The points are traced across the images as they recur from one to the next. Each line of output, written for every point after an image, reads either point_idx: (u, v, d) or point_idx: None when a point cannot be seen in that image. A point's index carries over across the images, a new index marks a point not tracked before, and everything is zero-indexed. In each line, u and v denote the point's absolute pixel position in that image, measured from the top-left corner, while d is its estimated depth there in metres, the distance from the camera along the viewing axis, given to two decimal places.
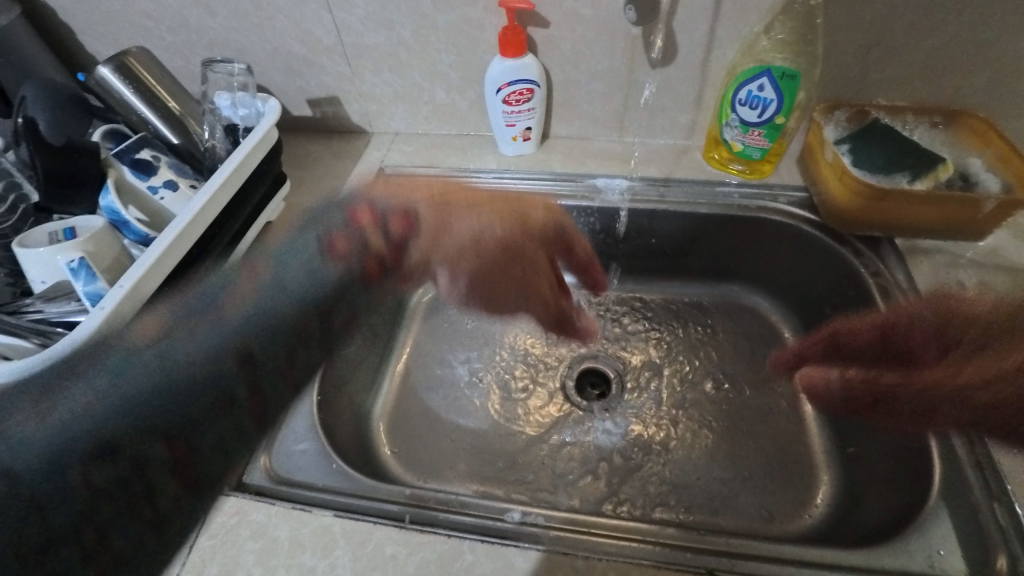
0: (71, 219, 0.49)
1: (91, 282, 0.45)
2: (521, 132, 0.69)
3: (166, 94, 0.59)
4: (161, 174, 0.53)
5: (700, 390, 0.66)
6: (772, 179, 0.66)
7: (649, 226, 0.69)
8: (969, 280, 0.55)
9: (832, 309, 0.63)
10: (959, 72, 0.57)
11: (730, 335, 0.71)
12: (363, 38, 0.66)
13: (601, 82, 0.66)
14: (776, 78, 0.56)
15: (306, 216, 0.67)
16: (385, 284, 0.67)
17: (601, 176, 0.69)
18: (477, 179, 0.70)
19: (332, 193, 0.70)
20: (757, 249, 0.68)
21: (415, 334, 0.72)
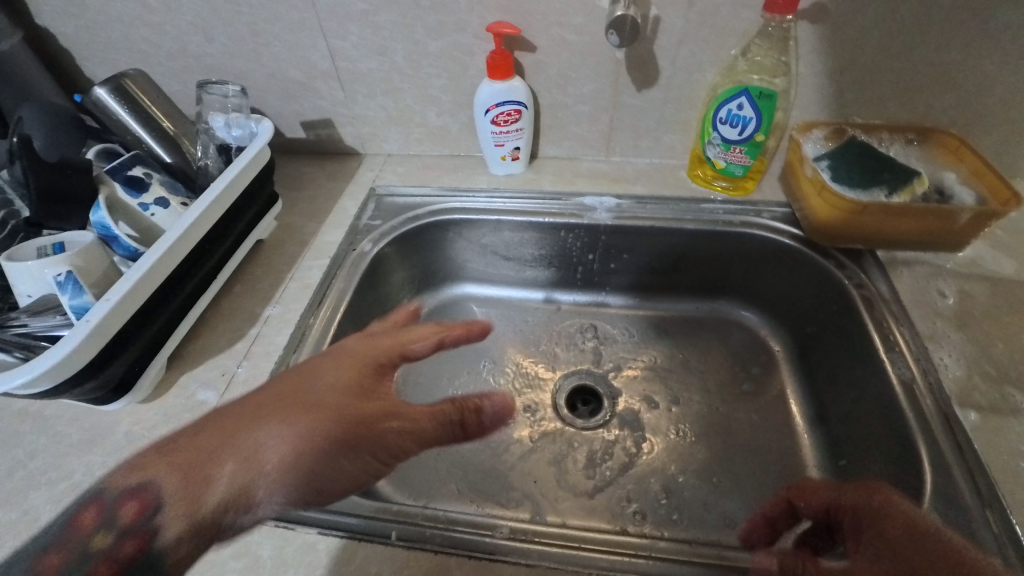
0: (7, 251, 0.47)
1: (78, 296, 0.45)
2: (510, 153, 0.70)
3: (162, 114, 0.60)
4: (154, 191, 0.54)
5: (692, 404, 0.66)
6: (756, 196, 0.68)
7: (636, 243, 0.70)
8: (950, 290, 0.56)
9: (819, 322, 0.63)
10: (929, 92, 0.60)
11: (719, 349, 0.71)
12: (357, 63, 0.68)
13: (587, 104, 0.68)
14: (755, 97, 0.58)
15: (298, 234, 0.68)
16: (375, 302, 0.67)
17: (590, 196, 0.70)
18: (467, 198, 0.71)
19: (324, 213, 0.71)
20: (744, 264, 0.69)
21: None
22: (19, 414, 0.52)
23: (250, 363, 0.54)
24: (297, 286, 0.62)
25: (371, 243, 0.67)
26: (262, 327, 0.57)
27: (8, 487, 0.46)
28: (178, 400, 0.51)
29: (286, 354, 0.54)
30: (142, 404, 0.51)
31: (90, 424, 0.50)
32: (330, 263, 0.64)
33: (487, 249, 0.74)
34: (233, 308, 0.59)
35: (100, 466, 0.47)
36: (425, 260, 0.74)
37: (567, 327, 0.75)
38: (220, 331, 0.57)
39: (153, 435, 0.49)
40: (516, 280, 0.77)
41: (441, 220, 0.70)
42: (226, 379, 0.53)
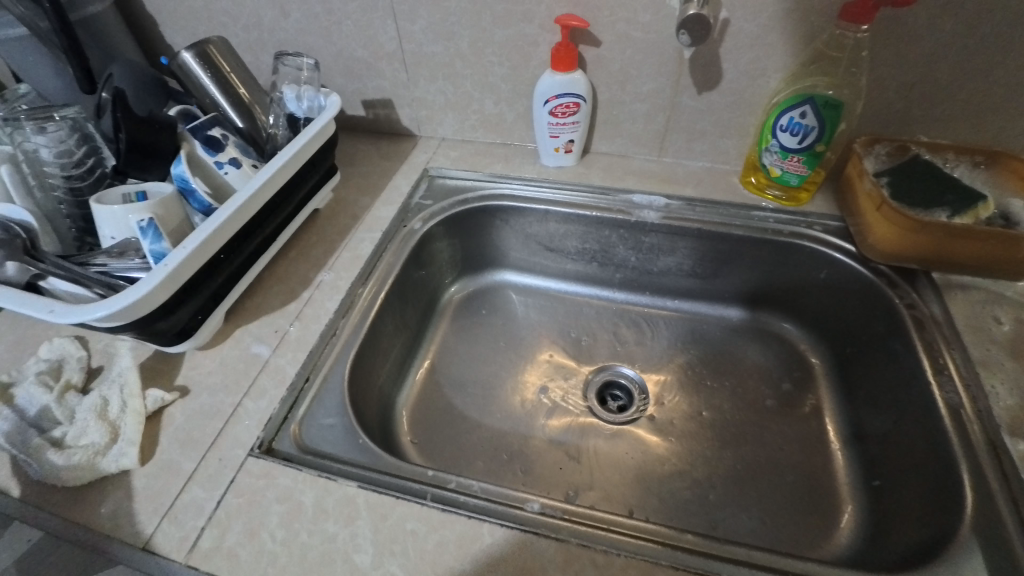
0: (19, 200, 0.50)
1: (157, 242, 0.47)
2: (564, 145, 0.71)
3: (237, 81, 0.63)
4: (228, 152, 0.55)
5: (722, 410, 0.65)
6: (809, 208, 0.67)
7: (682, 245, 0.70)
8: (1007, 317, 0.54)
9: (865, 340, 0.62)
10: (1003, 114, 0.59)
11: (756, 360, 0.70)
12: (423, 47, 0.70)
13: (645, 102, 0.68)
14: (820, 106, 0.58)
15: (352, 207, 0.70)
16: (420, 280, 0.69)
17: (639, 193, 0.70)
18: (516, 187, 0.72)
19: (377, 188, 0.73)
20: (791, 275, 0.68)
21: (443, 333, 0.73)
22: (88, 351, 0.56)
23: (301, 323, 0.56)
24: (349, 255, 0.63)
25: (421, 222, 0.68)
26: (314, 291, 0.59)
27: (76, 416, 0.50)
28: (233, 351, 0.54)
29: (336, 319, 0.56)
30: (199, 351, 0.54)
31: (151, 365, 0.53)
32: (381, 237, 0.65)
33: (531, 239, 0.75)
34: (288, 271, 0.62)
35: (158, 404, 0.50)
36: (470, 244, 0.75)
37: (602, 324, 0.75)
38: (275, 291, 0.59)
39: (207, 381, 0.51)
40: (557, 272, 0.78)
41: (489, 205, 0.71)
42: (278, 336, 0.55)
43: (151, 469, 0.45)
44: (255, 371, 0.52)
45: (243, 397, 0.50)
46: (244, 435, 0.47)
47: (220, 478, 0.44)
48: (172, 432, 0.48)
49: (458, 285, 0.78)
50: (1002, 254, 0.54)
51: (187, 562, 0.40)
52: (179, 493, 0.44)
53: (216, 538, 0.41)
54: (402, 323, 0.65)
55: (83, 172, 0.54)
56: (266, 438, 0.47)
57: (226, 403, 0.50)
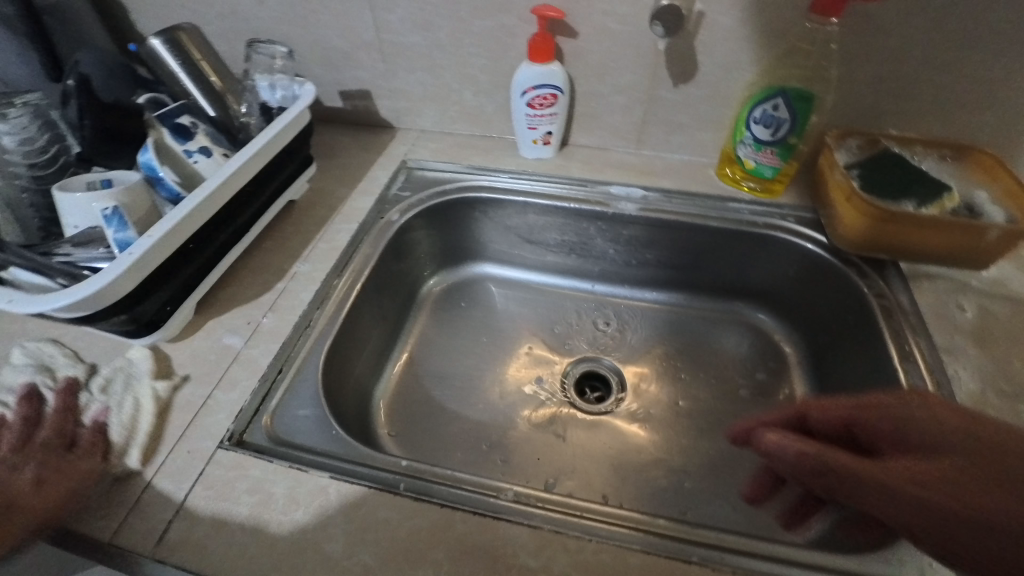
0: None
1: (122, 230, 0.46)
2: (543, 137, 0.71)
3: (210, 69, 0.62)
4: (198, 140, 0.54)
5: (698, 400, 0.66)
6: (783, 199, 0.67)
7: (659, 237, 0.70)
8: (970, 305, 0.56)
9: (836, 330, 0.64)
10: (970, 108, 0.60)
11: (731, 350, 0.71)
12: (401, 37, 0.69)
13: (623, 95, 0.68)
14: (792, 99, 0.59)
15: (329, 198, 0.69)
16: (399, 272, 0.69)
17: (617, 185, 0.70)
18: (495, 178, 0.72)
19: (355, 179, 0.72)
20: (766, 266, 0.69)
21: (423, 325, 0.73)
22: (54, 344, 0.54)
23: (275, 314, 0.55)
24: (325, 245, 0.62)
25: (399, 213, 0.68)
26: (289, 282, 0.58)
27: None
28: (204, 342, 0.53)
29: (311, 310, 0.56)
30: (169, 343, 0.53)
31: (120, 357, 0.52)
32: (358, 228, 0.65)
33: (511, 231, 0.75)
34: (262, 262, 0.61)
35: None
36: (449, 236, 0.75)
37: (582, 316, 0.76)
38: (249, 282, 0.58)
39: (177, 373, 0.50)
40: (536, 264, 0.78)
41: (468, 197, 0.71)
42: (251, 327, 0.54)
43: None
44: (227, 362, 0.51)
45: (214, 388, 0.49)
46: (214, 427, 0.46)
47: (189, 470, 0.44)
48: None
49: (438, 277, 0.77)
50: (968, 243, 0.56)
51: (153, 555, 0.39)
52: (147, 486, 0.43)
53: (185, 530, 0.40)
54: (379, 314, 0.65)
55: (47, 159, 0.52)
56: (237, 430, 0.46)
57: (196, 395, 0.49)
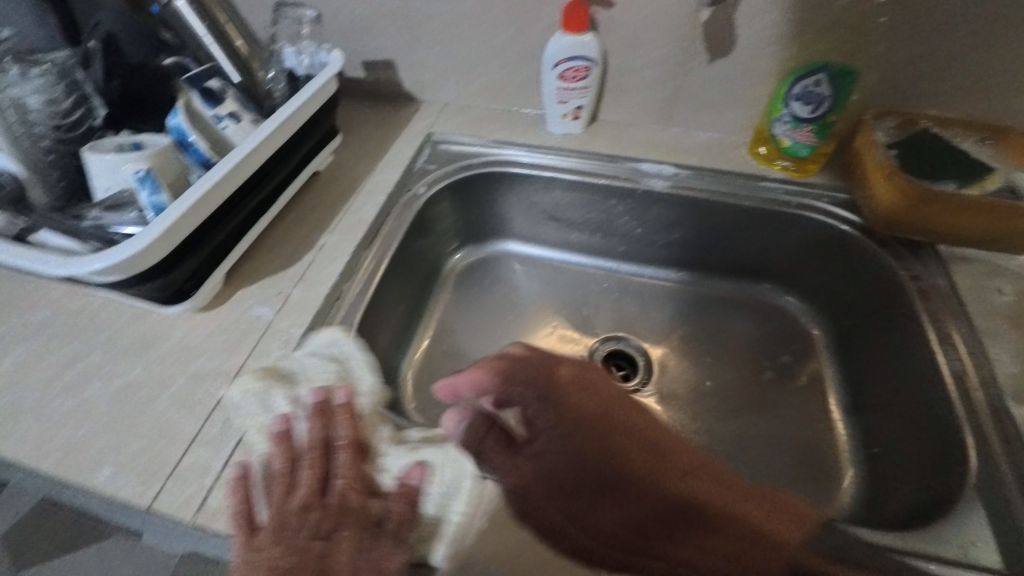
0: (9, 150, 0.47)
1: (155, 193, 0.45)
2: (572, 111, 0.69)
3: (233, 31, 0.58)
4: (227, 105, 0.53)
5: (723, 381, 0.66)
6: (816, 180, 0.66)
7: (688, 216, 0.69)
8: (1008, 289, 0.55)
9: (866, 314, 0.63)
10: (1014, 89, 0.59)
11: (756, 333, 0.70)
12: (428, 5, 0.67)
13: (656, 69, 0.67)
14: (834, 75, 0.58)
15: (354, 170, 0.68)
16: (423, 247, 0.68)
17: (648, 162, 0.68)
18: (522, 153, 0.70)
19: (378, 152, 0.70)
20: (795, 249, 0.68)
21: (445, 302, 0.72)
22: (79, 313, 0.54)
23: (304, 286, 0.54)
24: (352, 217, 0.61)
25: (424, 187, 0.66)
26: (316, 253, 0.57)
27: (69, 377, 0.49)
28: (233, 313, 0.52)
29: (340, 282, 0.55)
30: (197, 313, 0.52)
31: (148, 326, 0.52)
32: (385, 200, 0.63)
33: (535, 208, 0.73)
34: (288, 233, 0.59)
35: (157, 365, 0.48)
36: (472, 212, 0.73)
37: (605, 296, 0.74)
38: (275, 253, 0.57)
39: (207, 343, 0.50)
40: (559, 243, 0.76)
41: (494, 172, 0.70)
42: (280, 298, 0.53)
43: (150, 431, 0.44)
44: (258, 332, 0.50)
45: (247, 358, 0.48)
46: None
47: (226, 439, 0.43)
48: (171, 393, 0.46)
49: (461, 253, 0.76)
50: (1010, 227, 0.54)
51: (193, 522, 0.39)
52: (183, 454, 0.42)
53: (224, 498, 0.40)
54: (404, 289, 0.64)
55: (72, 124, 0.51)
56: None
57: (228, 365, 0.48)
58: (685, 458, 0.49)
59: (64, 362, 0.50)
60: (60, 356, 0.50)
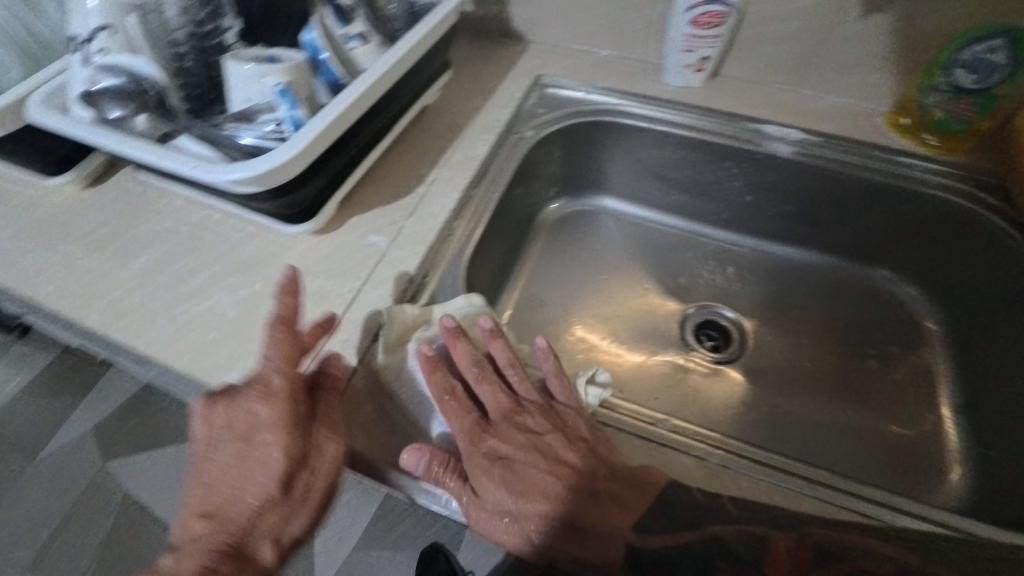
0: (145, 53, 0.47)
1: (293, 108, 0.44)
2: (695, 62, 0.65)
3: None
4: (357, 24, 0.51)
5: (822, 362, 0.64)
6: (962, 159, 0.60)
7: (807, 187, 0.65)
8: None
9: (994, 312, 0.58)
10: None
11: (862, 318, 0.67)
12: None
13: (799, 21, 0.61)
14: (1014, 42, 0.51)
15: (461, 107, 0.66)
16: (524, 193, 0.67)
17: (773, 125, 0.64)
18: (636, 104, 0.67)
19: (486, 90, 0.68)
20: (923, 233, 0.63)
21: (538, 250, 0.71)
22: (202, 224, 0.55)
23: (417, 219, 0.54)
24: (462, 155, 0.60)
25: (533, 130, 0.64)
26: (428, 187, 0.57)
27: (197, 284, 0.51)
28: (348, 238, 0.52)
29: (452, 218, 0.54)
30: (314, 235, 0.53)
31: (268, 243, 0.53)
32: (495, 141, 0.62)
33: (641, 164, 0.70)
34: (399, 164, 0.59)
35: (278, 281, 0.50)
36: (574, 162, 0.71)
37: (700, 262, 0.72)
38: (387, 183, 0.57)
39: (325, 264, 0.51)
40: (660, 203, 0.73)
41: (605, 121, 0.67)
42: (393, 228, 0.53)
43: None
44: (374, 259, 0.51)
45: (364, 283, 0.49)
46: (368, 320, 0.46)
47: (346, 358, 0.44)
48: (294, 310, 0.48)
49: (559, 202, 0.74)
50: None
51: (320, 432, 0.41)
52: (308, 367, 0.44)
53: None
54: (504, 234, 0.63)
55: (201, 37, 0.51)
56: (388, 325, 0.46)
57: (346, 288, 0.49)
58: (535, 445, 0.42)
59: (191, 269, 0.52)
60: (189, 264, 0.53)
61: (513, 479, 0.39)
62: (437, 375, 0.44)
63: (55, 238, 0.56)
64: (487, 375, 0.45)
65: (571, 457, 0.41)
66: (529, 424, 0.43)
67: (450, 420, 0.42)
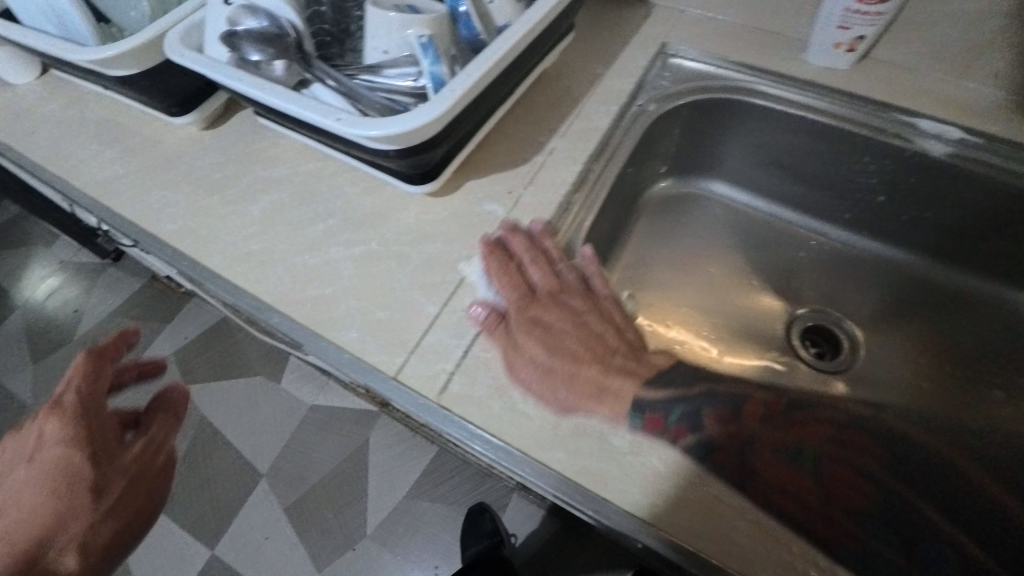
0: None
1: (437, 64, 0.42)
2: (848, 41, 0.58)
3: None
4: None
5: (943, 386, 0.59)
6: None
7: (956, 193, 0.57)
8: None
9: None
10: None
11: (997, 344, 0.60)
12: None
13: None
14: None
15: (580, 73, 0.62)
16: (637, 171, 0.63)
17: (928, 119, 0.56)
18: (770, 84, 0.61)
19: (607, 57, 0.63)
20: None
21: (641, 231, 0.68)
22: (318, 175, 0.55)
23: (535, 190, 0.52)
24: (581, 126, 0.57)
25: (655, 103, 0.61)
26: (547, 157, 0.54)
27: (314, 235, 0.51)
28: (465, 204, 0.51)
29: (572, 193, 0.52)
30: (430, 197, 0.52)
31: (384, 201, 0.52)
32: (616, 113, 0.58)
33: (763, 150, 0.65)
34: (516, 130, 0.56)
35: (394, 241, 0.49)
36: (690, 141, 0.67)
37: (813, 263, 0.68)
38: (505, 149, 0.55)
39: (441, 229, 0.50)
40: (776, 193, 0.68)
41: (733, 99, 0.62)
42: (511, 198, 0.51)
43: (394, 304, 0.46)
44: (491, 228, 0.49)
45: (481, 253, 0.48)
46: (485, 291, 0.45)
47: (464, 328, 0.44)
48: (410, 272, 0.47)
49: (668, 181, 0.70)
50: None
51: (438, 401, 0.41)
52: (425, 333, 0.44)
53: (466, 385, 0.41)
54: (613, 212, 0.60)
55: None
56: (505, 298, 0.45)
57: (464, 256, 0.48)
58: (574, 316, 0.44)
59: (308, 220, 0.52)
60: (305, 214, 0.53)
61: (549, 342, 0.42)
62: (496, 256, 0.46)
63: (177, 176, 0.58)
64: (538, 255, 0.46)
65: (607, 333, 0.44)
66: (573, 303, 0.45)
67: (503, 288, 0.45)
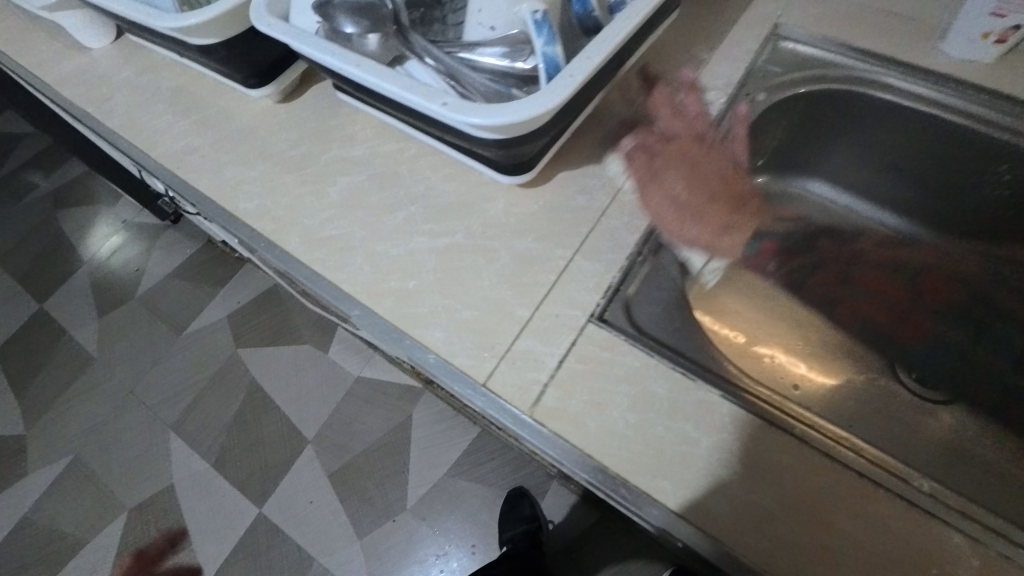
0: None
1: (551, 44, 0.38)
2: (999, 31, 0.49)
3: None
4: None
5: None
6: None
7: None
8: None
9: None
10: None
11: None
12: None
13: None
14: None
15: (681, 54, 0.56)
16: None
17: None
18: (901, 77, 0.53)
19: (711, 36, 0.57)
20: None
21: None
22: (399, 157, 0.52)
23: (633, 186, 0.47)
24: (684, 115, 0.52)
25: (764, 94, 0.55)
26: (647, 149, 0.50)
27: (396, 223, 0.49)
28: (557, 197, 0.47)
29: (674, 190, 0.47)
30: (519, 188, 0.48)
31: (470, 190, 0.49)
32: (723, 102, 0.53)
33: (876, 150, 0.60)
34: (612, 117, 0.52)
35: (481, 235, 0.46)
36: (794, 135, 0.62)
37: (915, 279, 0.65)
38: (600, 138, 0.51)
39: (531, 224, 0.46)
40: (885, 196, 0.64)
41: (850, 93, 0.56)
42: (607, 193, 0.47)
43: (482, 304, 0.43)
44: (586, 226, 0.46)
45: (576, 253, 0.44)
46: (581, 297, 0.42)
47: (558, 336, 0.41)
48: (499, 271, 0.44)
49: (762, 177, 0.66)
50: None
51: (531, 414, 0.39)
52: (516, 339, 0.41)
53: (561, 400, 0.39)
54: None
55: None
56: (602, 306, 0.42)
57: (557, 255, 0.44)
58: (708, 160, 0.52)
59: (389, 205, 0.50)
60: (386, 199, 0.50)
61: (691, 183, 0.50)
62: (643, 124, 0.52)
63: (253, 151, 0.56)
64: (676, 113, 0.52)
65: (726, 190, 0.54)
66: (697, 154, 0.51)
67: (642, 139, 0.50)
